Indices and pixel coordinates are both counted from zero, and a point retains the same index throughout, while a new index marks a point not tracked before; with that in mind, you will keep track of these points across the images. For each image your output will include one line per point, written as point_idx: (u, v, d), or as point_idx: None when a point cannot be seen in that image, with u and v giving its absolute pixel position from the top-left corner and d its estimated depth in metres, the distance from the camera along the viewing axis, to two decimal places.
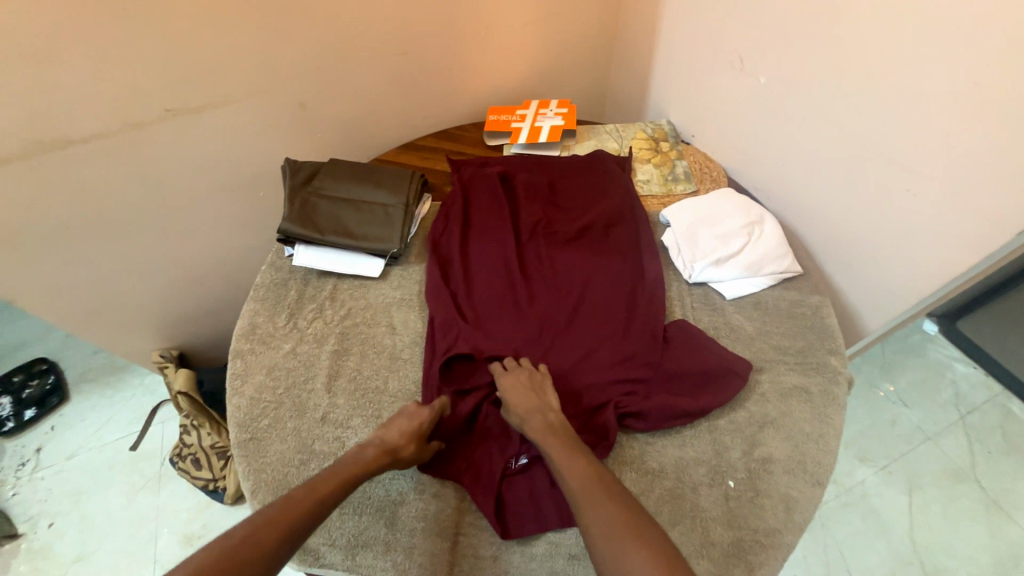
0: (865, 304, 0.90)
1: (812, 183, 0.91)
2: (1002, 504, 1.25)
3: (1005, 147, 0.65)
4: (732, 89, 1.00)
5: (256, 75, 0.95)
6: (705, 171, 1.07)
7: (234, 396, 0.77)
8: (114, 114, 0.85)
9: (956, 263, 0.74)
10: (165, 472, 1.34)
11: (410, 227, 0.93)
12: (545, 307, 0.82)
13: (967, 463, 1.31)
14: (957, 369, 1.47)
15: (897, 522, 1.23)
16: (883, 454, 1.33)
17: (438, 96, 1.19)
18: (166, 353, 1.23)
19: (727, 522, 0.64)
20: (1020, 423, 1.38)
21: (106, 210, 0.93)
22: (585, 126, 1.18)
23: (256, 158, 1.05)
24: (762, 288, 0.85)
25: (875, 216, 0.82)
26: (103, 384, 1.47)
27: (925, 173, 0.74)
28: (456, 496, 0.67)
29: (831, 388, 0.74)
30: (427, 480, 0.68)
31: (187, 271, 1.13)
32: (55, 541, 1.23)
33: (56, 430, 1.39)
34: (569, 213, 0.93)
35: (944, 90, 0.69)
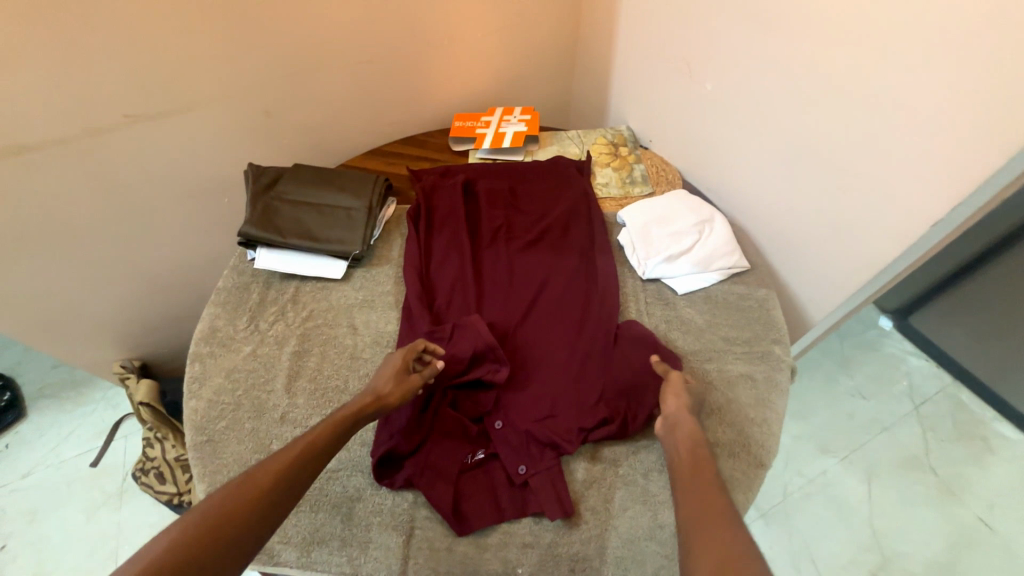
0: (809, 298, 0.95)
1: (757, 184, 0.97)
2: (953, 489, 1.31)
3: (918, 145, 0.70)
4: (683, 97, 1.05)
5: (219, 83, 0.96)
6: (661, 173, 1.11)
7: (191, 399, 0.76)
8: (71, 120, 0.84)
9: (886, 255, 0.79)
10: (127, 487, 1.30)
11: (374, 230, 0.95)
12: (505, 308, 0.84)
13: (921, 451, 1.37)
14: (910, 362, 1.54)
15: (857, 510, 1.28)
16: (843, 445, 1.38)
17: (405, 103, 1.22)
18: (128, 363, 1.21)
19: (674, 504, 0.67)
20: (969, 412, 1.44)
21: (63, 217, 0.92)
22: (549, 132, 1.22)
23: (221, 164, 1.05)
24: (712, 283, 0.88)
25: (815, 213, 0.88)
26: (62, 397, 1.43)
27: (854, 171, 0.80)
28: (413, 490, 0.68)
29: (774, 374, 0.78)
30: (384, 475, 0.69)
31: (150, 279, 1.11)
32: (7, 564, 1.17)
33: (12, 447, 1.34)
34: (530, 217, 0.96)
35: (862, 94, 0.75)
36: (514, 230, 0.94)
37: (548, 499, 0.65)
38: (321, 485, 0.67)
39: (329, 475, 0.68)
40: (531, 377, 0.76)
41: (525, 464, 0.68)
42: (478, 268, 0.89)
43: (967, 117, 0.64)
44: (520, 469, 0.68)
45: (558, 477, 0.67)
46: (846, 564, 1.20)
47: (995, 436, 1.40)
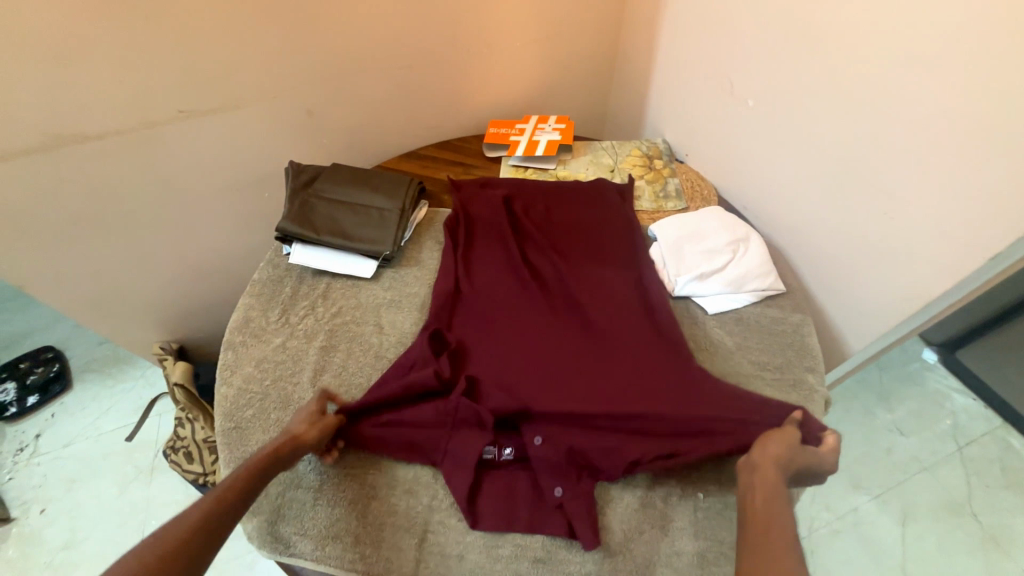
0: (848, 326, 0.90)
1: (797, 205, 0.93)
2: (999, 540, 1.22)
3: (976, 172, 0.66)
4: (723, 111, 1.03)
5: (267, 82, 1.00)
6: (696, 189, 1.09)
7: (223, 385, 0.79)
8: (130, 112, 0.90)
9: (934, 286, 0.74)
10: (157, 464, 1.35)
11: (405, 232, 0.96)
12: (540, 325, 0.81)
13: (963, 496, 1.28)
14: (955, 400, 1.45)
15: (889, 553, 1.20)
16: (877, 482, 1.31)
17: (442, 108, 1.24)
18: (166, 345, 1.26)
19: (692, 532, 0.65)
20: (1021, 458, 1.34)
21: (117, 205, 0.98)
22: (583, 142, 1.21)
23: (263, 160, 1.10)
24: (744, 304, 0.85)
25: (859, 237, 0.83)
26: (104, 373, 1.51)
27: (902, 196, 0.76)
28: (428, 494, 0.68)
29: (807, 405, 0.74)
30: (399, 476, 0.69)
31: (191, 266, 1.17)
32: (45, 527, 1.25)
33: (56, 417, 1.43)
34: (567, 236, 0.94)
35: (915, 116, 0.72)
36: (550, 247, 0.92)
37: (584, 527, 0.64)
38: (338, 480, 0.69)
39: (346, 471, 0.69)
40: (555, 396, 0.72)
41: (563, 488, 0.66)
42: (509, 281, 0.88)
43: None
44: (556, 491, 0.66)
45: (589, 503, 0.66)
46: None
47: None
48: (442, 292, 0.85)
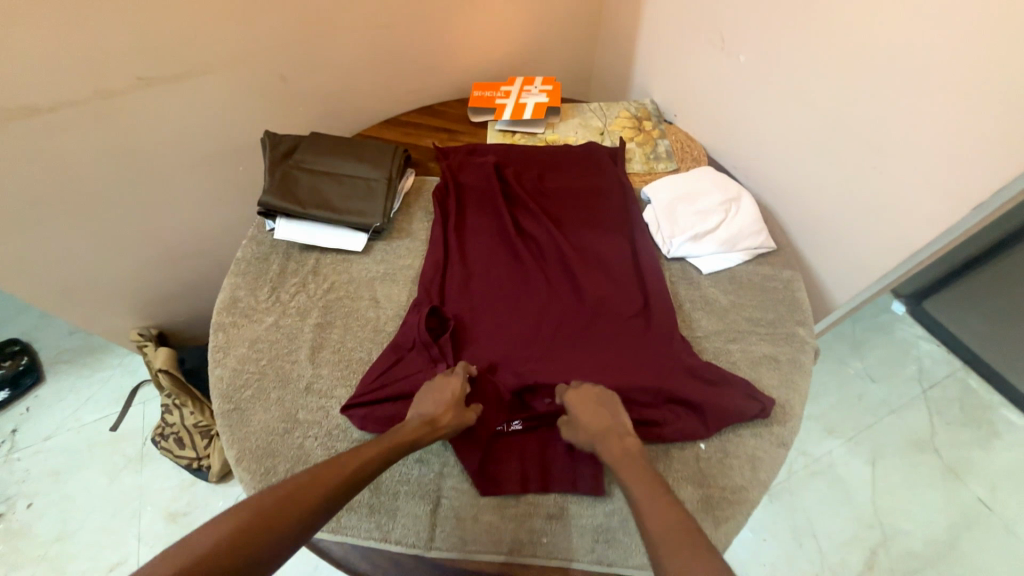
0: (832, 279, 0.93)
1: (786, 163, 0.94)
2: (957, 471, 1.33)
3: (963, 123, 0.67)
4: (712, 68, 1.01)
5: (232, 44, 0.92)
6: (686, 149, 1.08)
7: (216, 367, 0.77)
8: (81, 81, 0.82)
9: (915, 237, 0.77)
10: (147, 451, 1.33)
11: (394, 202, 0.93)
12: (538, 296, 0.82)
13: (927, 434, 1.39)
14: (922, 347, 1.54)
15: (860, 489, 1.30)
16: (850, 426, 1.40)
17: (422, 71, 1.18)
18: (145, 332, 1.22)
19: (698, 481, 0.67)
20: (978, 396, 1.45)
21: (76, 185, 0.91)
22: (570, 104, 1.18)
23: (234, 130, 1.03)
24: (737, 263, 0.87)
25: (846, 193, 0.85)
26: (79, 364, 1.45)
27: (890, 150, 0.76)
28: (439, 461, 0.69)
29: (798, 356, 0.78)
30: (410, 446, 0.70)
31: (164, 247, 1.11)
32: (35, 521, 1.22)
33: (32, 411, 1.37)
34: (562, 205, 0.93)
35: (906, 69, 0.72)
36: (544, 216, 0.91)
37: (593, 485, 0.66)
38: None
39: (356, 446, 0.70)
40: (557, 371, 0.73)
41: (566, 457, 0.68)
42: (504, 255, 0.87)
43: (1021, 95, 0.61)
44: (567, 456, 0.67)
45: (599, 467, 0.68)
46: (848, 540, 1.24)
47: (1002, 421, 1.41)
48: (438, 268, 0.83)
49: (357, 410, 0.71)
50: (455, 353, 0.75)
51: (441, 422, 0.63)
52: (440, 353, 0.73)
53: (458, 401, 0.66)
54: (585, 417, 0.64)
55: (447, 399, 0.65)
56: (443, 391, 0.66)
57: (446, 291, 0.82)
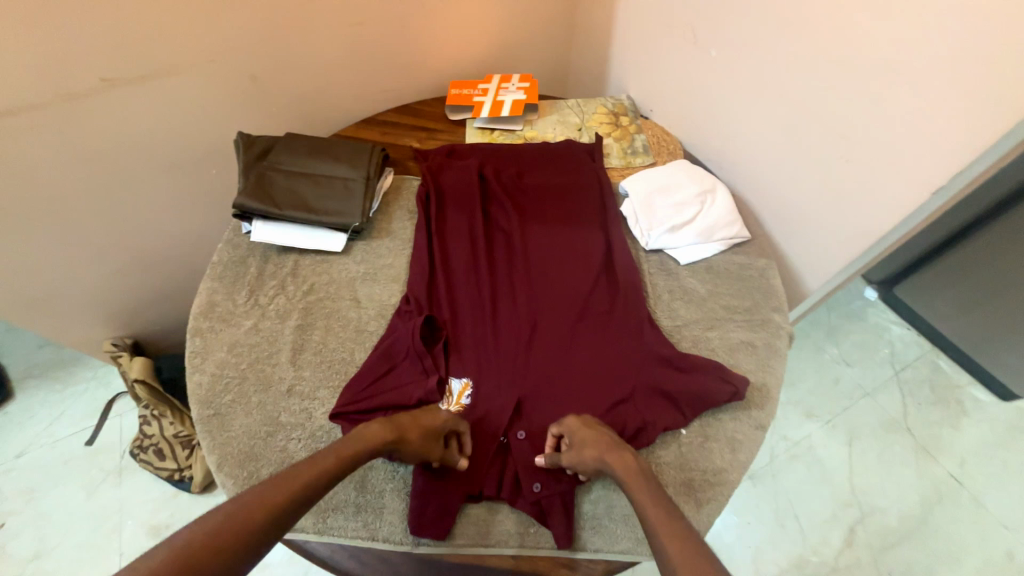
0: (805, 267, 0.96)
1: (758, 155, 0.96)
2: (929, 448, 1.38)
3: (923, 110, 0.70)
4: (685, 62, 1.03)
5: (203, 43, 0.90)
6: (663, 144, 1.10)
7: (195, 372, 0.76)
8: (46, 81, 0.79)
9: (881, 221, 0.80)
10: (126, 464, 1.29)
11: (373, 202, 0.93)
12: (522, 296, 0.82)
13: (900, 414, 1.44)
14: (893, 331, 1.60)
15: (839, 470, 1.35)
16: (828, 410, 1.45)
17: (399, 69, 1.17)
18: (119, 341, 1.19)
19: (680, 465, 0.68)
20: (946, 377, 1.51)
21: (43, 189, 0.88)
22: (547, 101, 1.19)
23: (207, 132, 1.01)
24: (715, 253, 0.89)
25: (815, 183, 0.88)
26: (50, 377, 1.40)
27: (857, 139, 0.79)
28: None
29: (773, 341, 0.80)
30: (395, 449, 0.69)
31: (138, 253, 1.08)
32: (7, 542, 1.17)
33: (1, 428, 1.32)
34: (542, 203, 0.93)
35: (868, 59, 0.74)
36: (527, 216, 0.92)
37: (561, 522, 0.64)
38: None
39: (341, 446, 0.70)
40: (544, 370, 0.75)
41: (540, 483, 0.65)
42: (490, 257, 0.87)
43: (976, 84, 0.65)
44: (535, 487, 0.65)
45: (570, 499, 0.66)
46: (828, 519, 1.28)
47: (969, 399, 1.47)
48: (422, 271, 0.84)
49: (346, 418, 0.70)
50: (446, 356, 0.76)
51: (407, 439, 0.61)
52: (433, 363, 0.73)
53: (434, 433, 0.63)
54: None
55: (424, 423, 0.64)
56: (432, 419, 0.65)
57: (433, 295, 0.83)
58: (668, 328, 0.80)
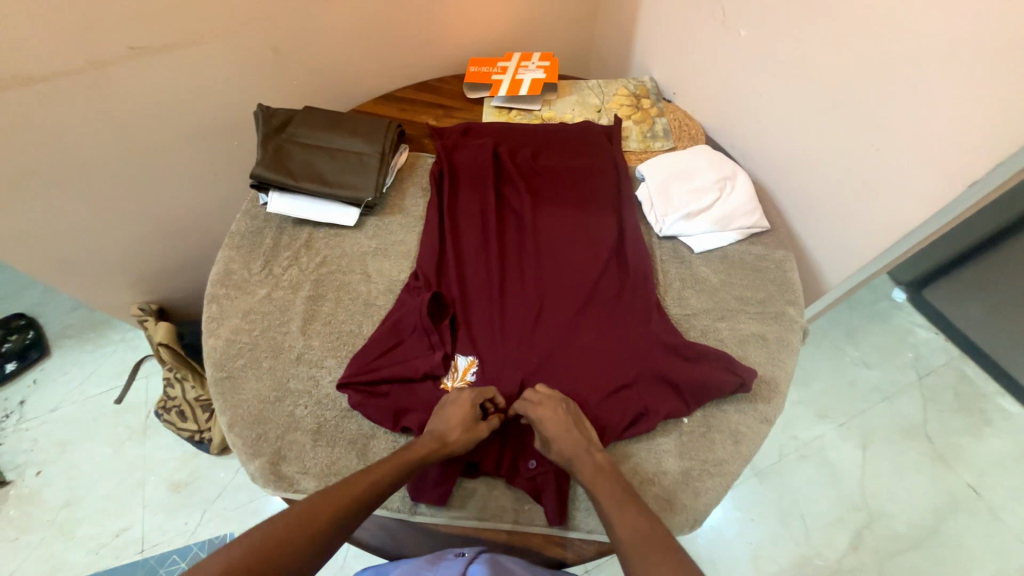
0: (825, 262, 0.93)
1: (784, 143, 0.92)
2: (947, 457, 1.34)
3: (964, 98, 0.66)
4: (712, 44, 0.99)
5: (224, 13, 0.91)
6: (684, 128, 1.06)
7: (210, 336, 0.78)
8: (75, 50, 0.81)
9: (910, 215, 0.76)
10: (150, 423, 1.36)
11: (386, 177, 0.93)
12: (530, 277, 0.82)
13: (919, 420, 1.39)
14: (919, 335, 1.53)
15: (849, 473, 1.32)
16: (842, 411, 1.41)
17: (418, 45, 1.16)
18: (145, 307, 1.24)
19: (678, 454, 0.68)
20: (973, 385, 1.45)
21: (73, 156, 0.91)
22: (567, 81, 1.16)
23: (228, 104, 1.03)
24: (730, 242, 0.87)
25: (840, 173, 0.84)
26: (84, 338, 1.48)
27: (890, 126, 0.75)
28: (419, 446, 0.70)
29: (786, 335, 0.78)
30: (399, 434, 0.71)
31: (162, 222, 1.12)
32: (43, 488, 1.26)
33: (39, 383, 1.40)
34: (555, 185, 0.92)
35: (907, 41, 0.69)
36: (540, 198, 0.91)
37: (552, 499, 0.64)
38: (337, 422, 0.71)
39: (346, 415, 0.72)
40: (546, 352, 0.75)
41: (535, 460, 0.67)
42: (500, 237, 0.87)
43: (1022, 71, 0.60)
44: (529, 463, 0.67)
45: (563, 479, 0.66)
46: (834, 521, 1.26)
47: (996, 409, 1.41)
48: (432, 249, 0.84)
49: (353, 391, 0.71)
50: (451, 335, 0.76)
51: (450, 440, 0.63)
52: (439, 339, 0.74)
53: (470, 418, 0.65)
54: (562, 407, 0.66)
55: (457, 418, 0.64)
56: (455, 407, 0.66)
57: (442, 273, 0.83)
58: (677, 317, 0.79)
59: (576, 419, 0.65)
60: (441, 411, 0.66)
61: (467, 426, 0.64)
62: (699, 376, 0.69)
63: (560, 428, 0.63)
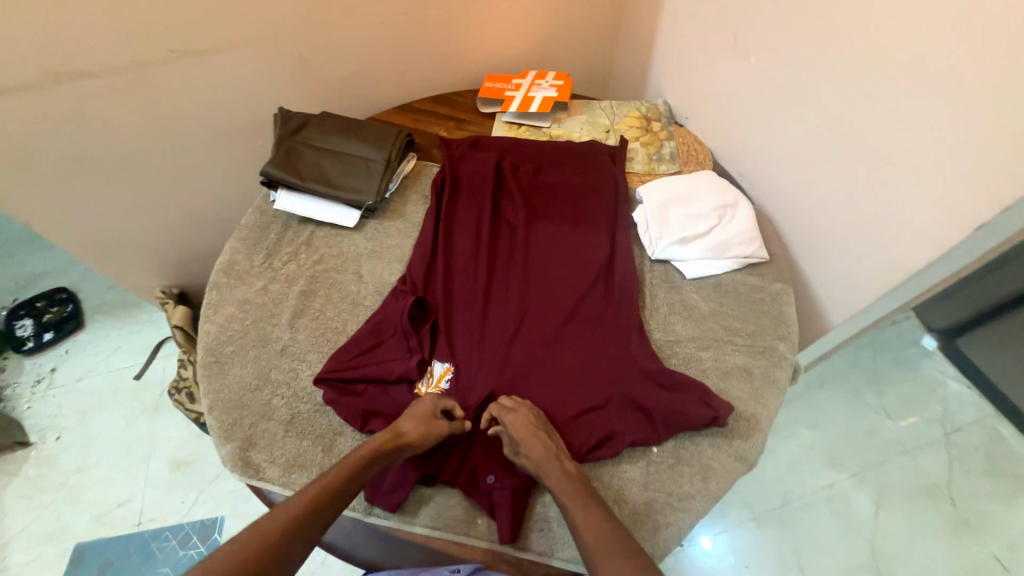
0: (830, 300, 0.89)
1: (794, 175, 0.89)
2: (971, 524, 1.23)
3: (974, 137, 0.62)
4: (727, 70, 0.98)
5: (256, 23, 0.97)
6: (692, 153, 1.05)
7: (206, 321, 0.82)
8: (122, 51, 0.88)
9: (918, 256, 0.72)
10: (162, 401, 1.43)
11: (390, 183, 0.96)
12: (516, 290, 0.82)
13: (942, 480, 1.28)
14: (948, 387, 1.43)
15: (859, 528, 1.23)
16: (856, 461, 1.32)
17: (438, 59, 1.20)
18: (168, 290, 1.30)
19: (643, 483, 0.65)
20: (1008, 448, 1.33)
21: (113, 147, 0.98)
22: (580, 100, 1.18)
23: (256, 106, 1.09)
24: (724, 271, 0.85)
25: (847, 209, 0.81)
26: (114, 315, 1.57)
27: (897, 162, 0.72)
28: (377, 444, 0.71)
29: (773, 371, 0.74)
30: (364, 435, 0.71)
31: (189, 212, 1.19)
32: (61, 452, 1.34)
33: (70, 353, 1.50)
34: (553, 200, 0.92)
35: (918, 75, 0.67)
36: (535, 213, 0.91)
37: (505, 517, 0.63)
38: (310, 415, 0.73)
39: (318, 409, 0.73)
40: (522, 366, 0.74)
41: (494, 475, 0.66)
42: (492, 249, 0.88)
43: None
44: (488, 479, 0.66)
45: (520, 498, 0.65)
46: None
47: None
48: (423, 254, 0.85)
49: (327, 387, 0.72)
50: (430, 341, 0.77)
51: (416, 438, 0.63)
52: (418, 343, 0.75)
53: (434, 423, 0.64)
54: (530, 418, 0.65)
55: (423, 419, 0.64)
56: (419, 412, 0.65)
57: (430, 279, 0.84)
58: (660, 342, 0.77)
59: (545, 430, 0.64)
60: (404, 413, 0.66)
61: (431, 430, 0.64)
62: (672, 405, 0.67)
63: (526, 437, 0.62)
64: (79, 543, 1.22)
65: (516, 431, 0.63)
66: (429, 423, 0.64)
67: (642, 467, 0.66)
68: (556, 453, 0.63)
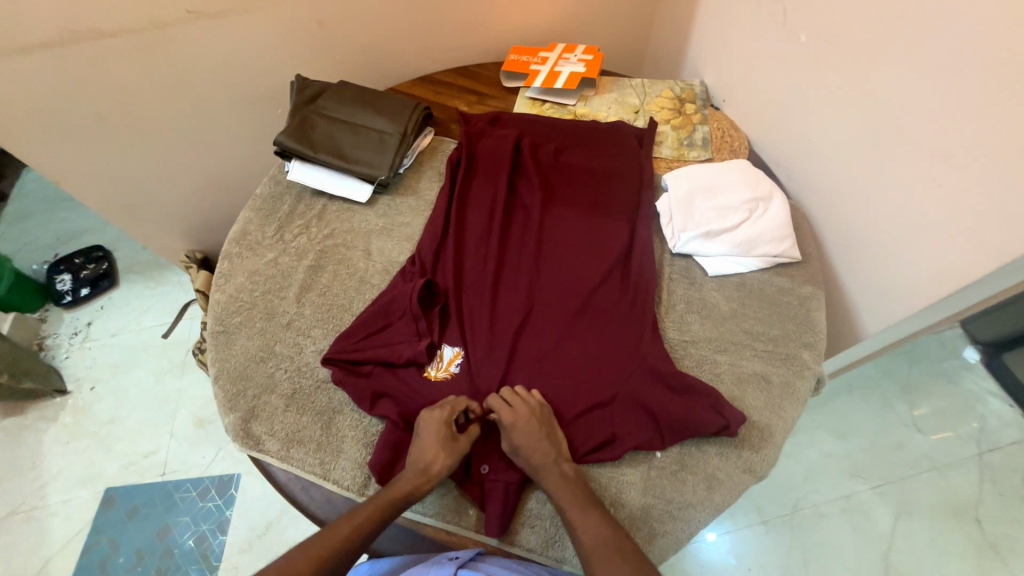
0: (865, 306, 0.83)
1: (836, 168, 0.82)
2: (1000, 549, 1.15)
3: None
4: (772, 48, 0.89)
5: None
6: (726, 139, 0.98)
7: (217, 291, 0.82)
8: (139, 10, 0.87)
9: (970, 266, 0.65)
10: (187, 361, 1.48)
11: (404, 158, 0.93)
12: (527, 276, 0.79)
13: (971, 500, 1.21)
14: (988, 404, 1.33)
15: (875, 542, 1.17)
16: (878, 473, 1.25)
17: (463, 27, 1.15)
18: (192, 255, 1.33)
19: (642, 488, 0.63)
20: None
21: (133, 108, 0.98)
22: (610, 77, 1.10)
23: (273, 71, 1.07)
24: (750, 270, 0.79)
25: (894, 210, 0.73)
26: (145, 274, 1.63)
27: (955, 159, 0.63)
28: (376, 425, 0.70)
29: (793, 381, 0.70)
30: (364, 417, 0.71)
31: (212, 178, 1.20)
32: (95, 402, 1.42)
33: (105, 309, 1.57)
34: (572, 183, 0.88)
35: (991, 61, 0.58)
36: (553, 197, 0.87)
37: (495, 509, 0.63)
38: (311, 391, 0.73)
39: (320, 386, 0.73)
40: (527, 357, 0.72)
41: (489, 465, 0.65)
42: (505, 232, 0.84)
43: None
44: (482, 469, 0.65)
45: (513, 492, 0.64)
46: None
47: None
48: (434, 234, 0.82)
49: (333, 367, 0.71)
50: (438, 325, 0.74)
51: (434, 470, 0.61)
52: (427, 327, 0.72)
53: (444, 436, 0.62)
54: (537, 422, 0.62)
55: (428, 425, 0.63)
56: (428, 431, 0.62)
57: (440, 259, 0.81)
58: (673, 341, 0.73)
59: (549, 428, 0.62)
60: (415, 439, 0.63)
61: (444, 447, 0.61)
62: (682, 410, 0.63)
63: (529, 437, 0.60)
64: (110, 487, 1.30)
65: (518, 433, 0.60)
66: (439, 436, 0.62)
67: (643, 470, 0.64)
68: (556, 455, 0.61)
